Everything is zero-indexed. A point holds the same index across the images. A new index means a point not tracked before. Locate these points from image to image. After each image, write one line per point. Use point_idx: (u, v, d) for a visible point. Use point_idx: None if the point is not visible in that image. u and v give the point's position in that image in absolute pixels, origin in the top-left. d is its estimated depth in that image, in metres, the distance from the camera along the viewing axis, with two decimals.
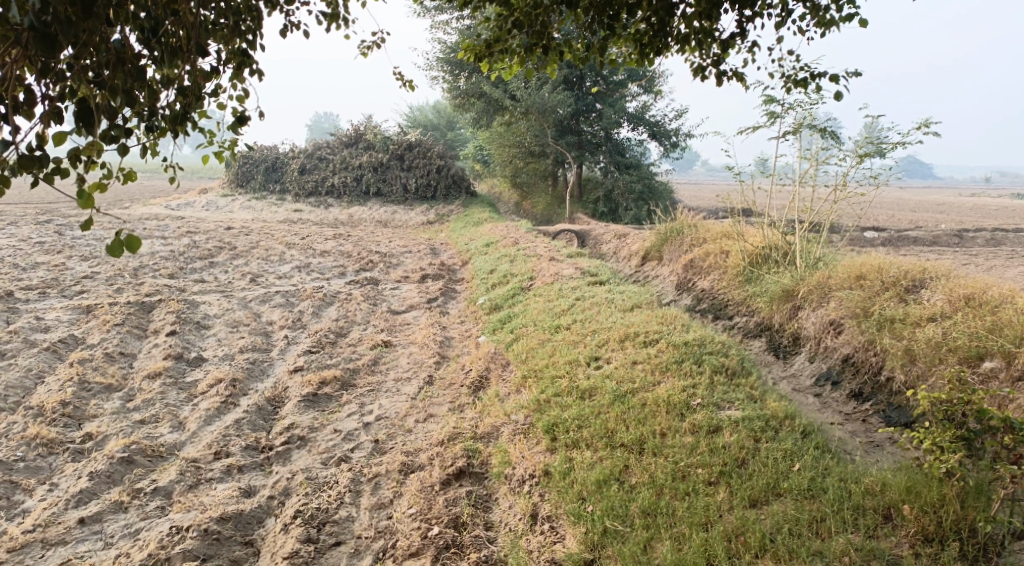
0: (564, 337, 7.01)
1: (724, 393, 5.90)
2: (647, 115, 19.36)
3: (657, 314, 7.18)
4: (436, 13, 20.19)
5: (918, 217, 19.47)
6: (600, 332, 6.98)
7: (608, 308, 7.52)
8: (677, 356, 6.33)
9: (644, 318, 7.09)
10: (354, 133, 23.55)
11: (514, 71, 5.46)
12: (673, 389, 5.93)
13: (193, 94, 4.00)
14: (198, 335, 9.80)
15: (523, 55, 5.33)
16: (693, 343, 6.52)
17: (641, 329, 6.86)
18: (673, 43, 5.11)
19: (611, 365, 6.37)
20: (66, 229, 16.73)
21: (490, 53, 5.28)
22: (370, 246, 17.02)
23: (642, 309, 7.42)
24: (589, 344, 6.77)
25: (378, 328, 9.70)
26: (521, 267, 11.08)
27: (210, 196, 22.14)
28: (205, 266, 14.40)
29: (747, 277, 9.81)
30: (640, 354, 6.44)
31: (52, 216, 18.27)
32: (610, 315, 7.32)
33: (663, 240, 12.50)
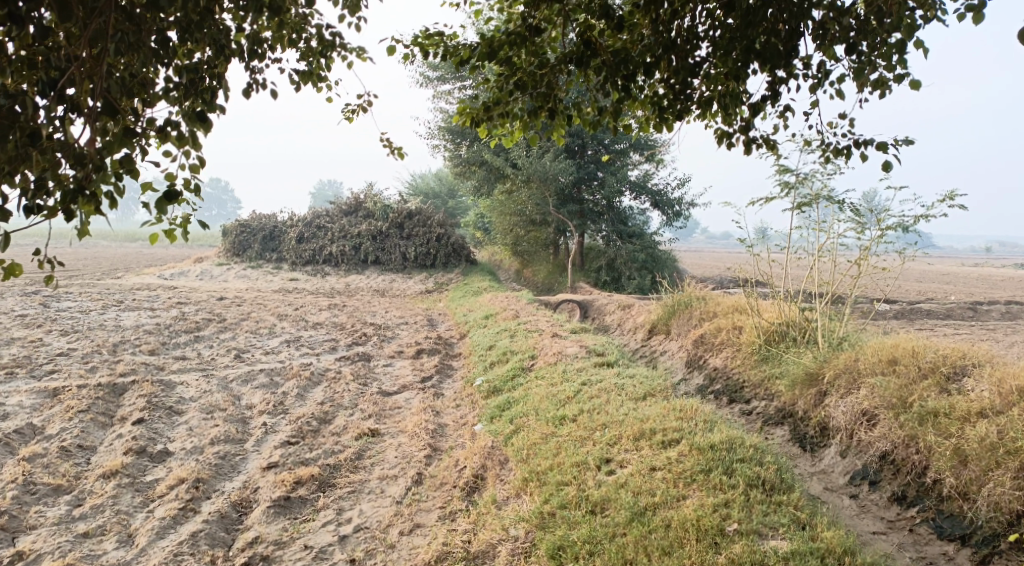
0: (573, 433, 6.24)
1: (764, 516, 5.09)
2: (649, 183, 18.86)
3: (678, 408, 6.39)
4: (438, 83, 19.90)
5: (923, 287, 18.94)
6: (611, 427, 6.22)
7: (617, 399, 6.71)
8: (704, 464, 5.54)
9: (661, 412, 6.32)
10: (353, 201, 23.05)
11: (516, 138, 4.83)
12: (702, 509, 5.12)
13: (93, 165, 3.54)
14: (167, 423, 9.09)
15: (526, 120, 4.70)
16: (720, 447, 5.73)
17: (661, 428, 6.06)
18: (697, 106, 4.53)
19: (626, 471, 5.61)
20: (52, 300, 16.13)
21: (489, 117, 4.68)
22: (364, 318, 16.38)
23: (657, 400, 6.67)
24: (601, 444, 6.00)
25: (366, 413, 8.98)
26: (521, 343, 10.39)
27: (204, 265, 21.58)
28: (191, 340, 13.73)
29: (763, 356, 9.13)
30: (660, 458, 5.68)
31: (40, 287, 17.70)
32: (621, 406, 6.58)
33: (671, 313, 11.83)
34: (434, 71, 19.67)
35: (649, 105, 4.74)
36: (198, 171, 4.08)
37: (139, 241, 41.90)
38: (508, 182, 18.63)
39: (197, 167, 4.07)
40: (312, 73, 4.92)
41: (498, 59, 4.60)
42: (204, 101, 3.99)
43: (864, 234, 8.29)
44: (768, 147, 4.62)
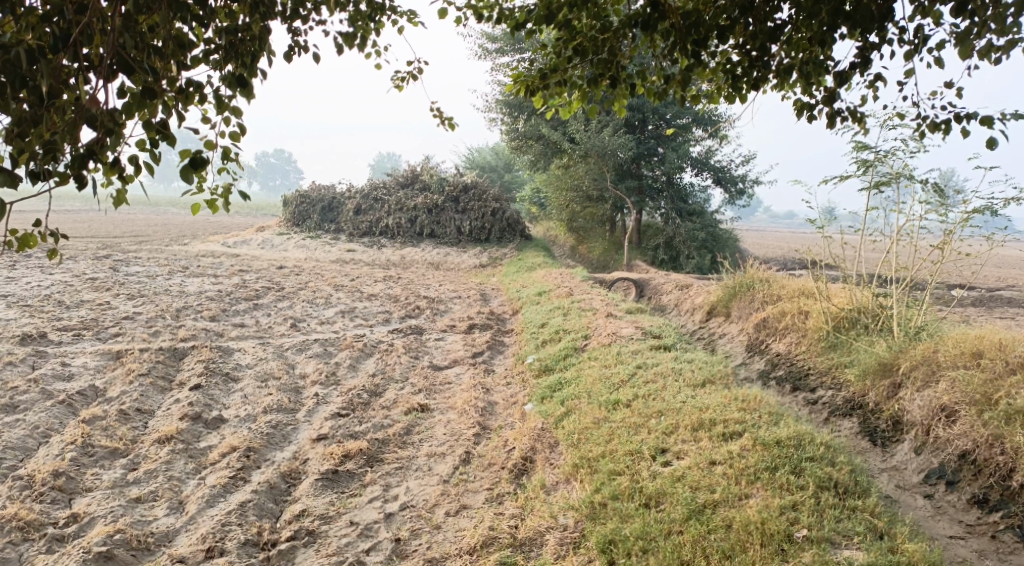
0: (628, 419, 5.98)
1: (838, 523, 4.79)
2: (712, 160, 18.37)
3: (739, 399, 6.09)
4: (499, 55, 19.61)
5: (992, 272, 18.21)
6: (668, 415, 5.95)
7: (670, 388, 6.41)
8: (770, 461, 5.26)
9: (720, 402, 6.02)
10: (411, 174, 22.92)
11: (575, 109, 4.56)
12: (767, 509, 4.84)
13: (106, 127, 3.48)
14: (224, 388, 8.97)
15: (585, 89, 4.44)
16: (787, 443, 5.43)
17: (719, 421, 5.77)
18: (775, 76, 4.20)
19: (682, 463, 5.36)
20: (120, 265, 16.35)
21: (545, 86, 4.42)
22: (419, 290, 16.27)
23: (716, 388, 6.37)
24: (656, 435, 5.71)
25: (417, 387, 8.82)
26: (575, 322, 10.14)
27: (265, 234, 21.70)
28: (249, 308, 13.76)
29: (831, 344, 8.83)
30: (719, 451, 5.40)
31: (107, 251, 17.96)
32: (678, 393, 6.31)
33: (731, 295, 11.47)
34: (495, 43, 19.38)
35: (720, 74, 4.44)
36: (239, 138, 3.96)
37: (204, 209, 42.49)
38: (567, 156, 18.32)
39: (238, 134, 3.95)
40: (359, 37, 4.70)
41: (557, 23, 4.31)
42: (244, 66, 3.98)
43: (947, 217, 7.98)
44: (852, 120, 4.31)
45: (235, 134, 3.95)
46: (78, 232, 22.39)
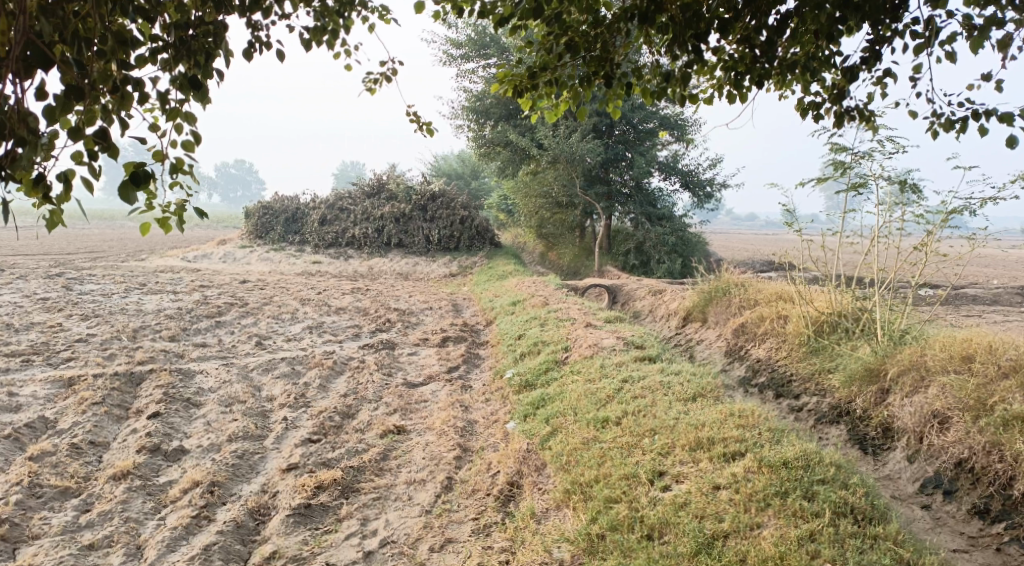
0: (620, 439, 5.72)
1: (861, 554, 4.55)
2: (680, 163, 18.21)
3: (736, 413, 5.86)
4: (462, 61, 19.29)
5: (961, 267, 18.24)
6: (661, 434, 5.70)
7: (660, 404, 6.15)
8: (780, 485, 5.01)
9: (715, 418, 5.78)
10: (375, 182, 22.50)
11: (562, 112, 4.40)
12: (782, 538, 4.62)
13: (20, 133, 3.36)
14: (185, 416, 8.58)
15: (575, 88, 4.27)
16: (793, 463, 5.20)
17: (718, 439, 5.52)
18: (779, 72, 4.03)
19: (683, 488, 5.13)
20: (75, 284, 15.78)
21: (533, 85, 4.24)
22: (388, 302, 15.90)
23: (707, 402, 6.13)
24: (652, 456, 5.46)
25: (391, 407, 8.48)
26: (552, 333, 9.85)
27: (227, 247, 21.18)
28: (212, 326, 13.31)
29: (812, 348, 8.60)
30: (721, 474, 5.16)
31: (61, 269, 17.37)
32: (669, 409, 6.06)
33: (707, 300, 11.24)
34: (459, 49, 19.06)
35: (720, 70, 4.30)
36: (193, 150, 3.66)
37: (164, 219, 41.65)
38: (534, 162, 18.07)
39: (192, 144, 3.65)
40: (329, 30, 4.43)
41: (546, 18, 4.13)
42: (197, 64, 3.76)
43: (925, 220, 7.81)
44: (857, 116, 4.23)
45: (189, 144, 3.66)
46: (30, 249, 21.70)
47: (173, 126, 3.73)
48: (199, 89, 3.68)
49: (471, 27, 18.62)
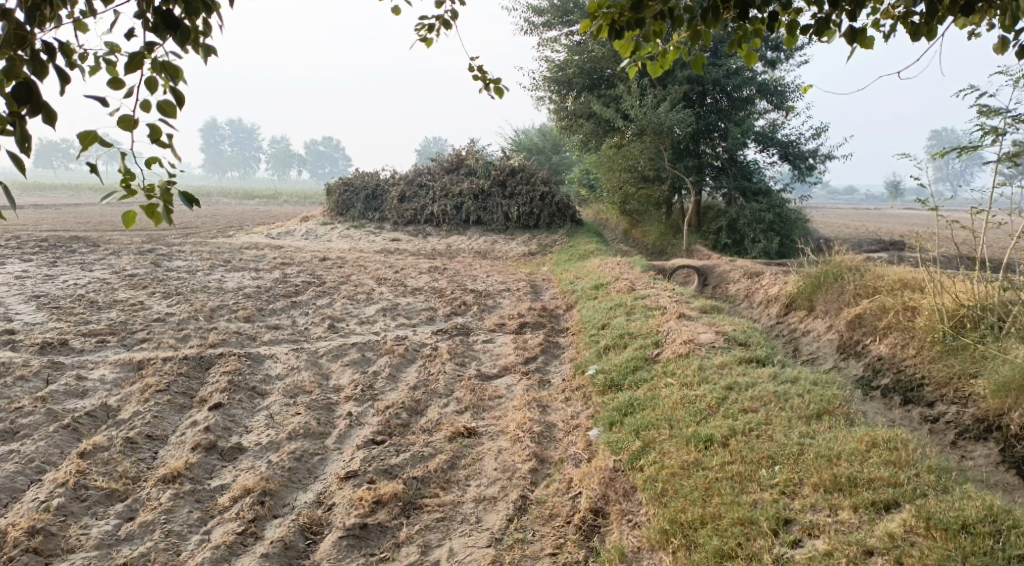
0: (732, 466, 4.98)
1: None
2: (778, 135, 16.88)
3: (881, 445, 4.98)
4: (545, 30, 18.33)
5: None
6: (783, 464, 4.93)
7: (778, 426, 5.30)
8: (955, 552, 4.18)
9: (852, 447, 4.96)
10: (455, 158, 21.73)
11: (667, 61, 4.31)
12: None
13: None
14: (247, 407, 7.71)
15: (692, 23, 4.12)
16: (972, 523, 4.32)
17: (860, 481, 4.70)
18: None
19: (817, 544, 4.38)
20: (161, 260, 15.48)
21: (636, 21, 4.08)
22: (466, 283, 15.11)
23: (836, 423, 5.30)
24: (770, 494, 4.73)
25: (462, 404, 7.63)
26: (640, 323, 8.90)
27: (309, 224, 20.73)
28: (287, 306, 12.75)
29: (947, 347, 7.63)
30: (868, 531, 4.38)
31: (151, 245, 17.17)
32: (788, 432, 5.22)
33: (813, 287, 10.12)
34: (541, 17, 18.10)
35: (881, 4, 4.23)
36: (173, 111, 3.78)
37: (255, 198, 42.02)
38: (620, 135, 17.07)
39: (172, 106, 3.77)
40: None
41: None
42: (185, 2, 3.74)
43: None
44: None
45: (168, 106, 3.77)
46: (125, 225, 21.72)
47: (149, 85, 3.78)
48: (176, 30, 3.71)
49: None
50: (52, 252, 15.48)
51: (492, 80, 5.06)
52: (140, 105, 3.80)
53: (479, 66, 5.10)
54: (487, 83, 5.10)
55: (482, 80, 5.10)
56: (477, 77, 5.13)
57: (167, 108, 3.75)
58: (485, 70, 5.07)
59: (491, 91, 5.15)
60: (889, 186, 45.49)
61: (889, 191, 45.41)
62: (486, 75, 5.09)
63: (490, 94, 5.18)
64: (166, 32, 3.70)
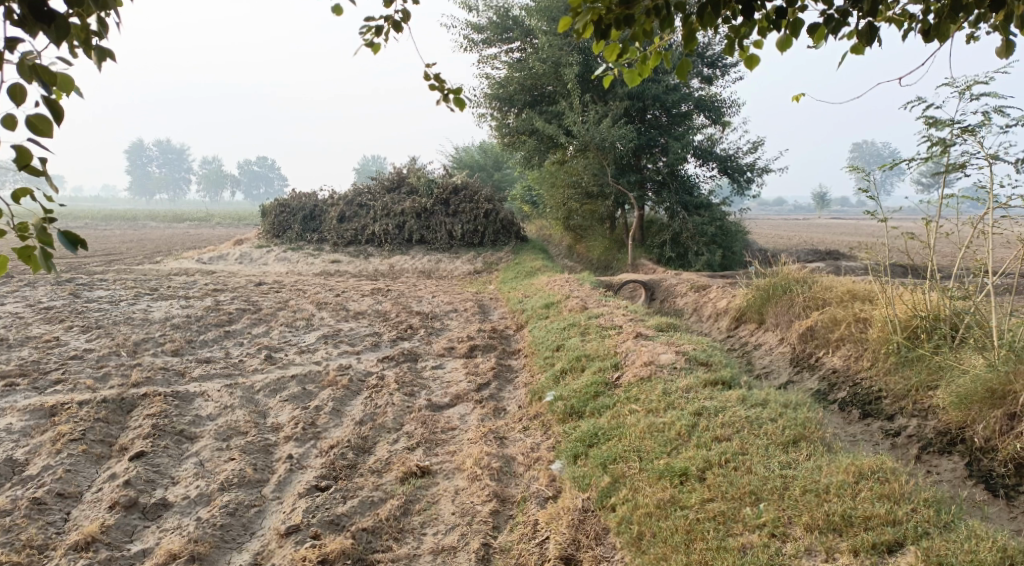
0: (713, 505, 4.86)
1: None
2: (717, 148, 16.79)
3: (870, 475, 4.87)
4: (484, 47, 18.01)
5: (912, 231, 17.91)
6: (768, 501, 4.82)
7: (755, 456, 5.18)
8: None
9: (839, 479, 4.85)
10: (395, 176, 21.21)
11: (648, 68, 4.39)
12: None
13: None
14: (174, 455, 7.17)
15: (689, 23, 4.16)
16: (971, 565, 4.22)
17: (856, 519, 4.59)
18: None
19: None
20: (85, 290, 14.70)
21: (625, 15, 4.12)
22: (410, 305, 14.67)
23: (815, 451, 5.20)
24: (758, 537, 4.62)
25: (413, 439, 7.16)
26: (596, 344, 8.56)
27: (244, 248, 20.03)
28: (220, 336, 12.15)
29: (903, 359, 7.44)
30: None
31: (73, 274, 16.34)
32: (766, 462, 5.11)
33: (763, 299, 9.87)
34: (481, 34, 17.79)
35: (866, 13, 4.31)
36: (48, 128, 3.50)
37: (190, 219, 40.84)
38: (562, 151, 16.86)
39: (46, 123, 3.49)
40: None
41: None
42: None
43: None
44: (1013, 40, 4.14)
45: (41, 122, 3.49)
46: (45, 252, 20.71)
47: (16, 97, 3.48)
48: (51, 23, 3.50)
49: (492, 8, 17.40)
50: None
51: (451, 90, 4.86)
52: (7, 122, 3.49)
53: (436, 76, 4.89)
54: (445, 93, 4.91)
55: (440, 90, 4.90)
56: (434, 86, 4.92)
57: (41, 123, 3.48)
58: (443, 79, 4.87)
59: (449, 102, 4.96)
60: (818, 195, 46.99)
61: (820, 200, 46.50)
62: (444, 84, 4.89)
63: (448, 105, 5.01)
64: (38, 25, 3.48)
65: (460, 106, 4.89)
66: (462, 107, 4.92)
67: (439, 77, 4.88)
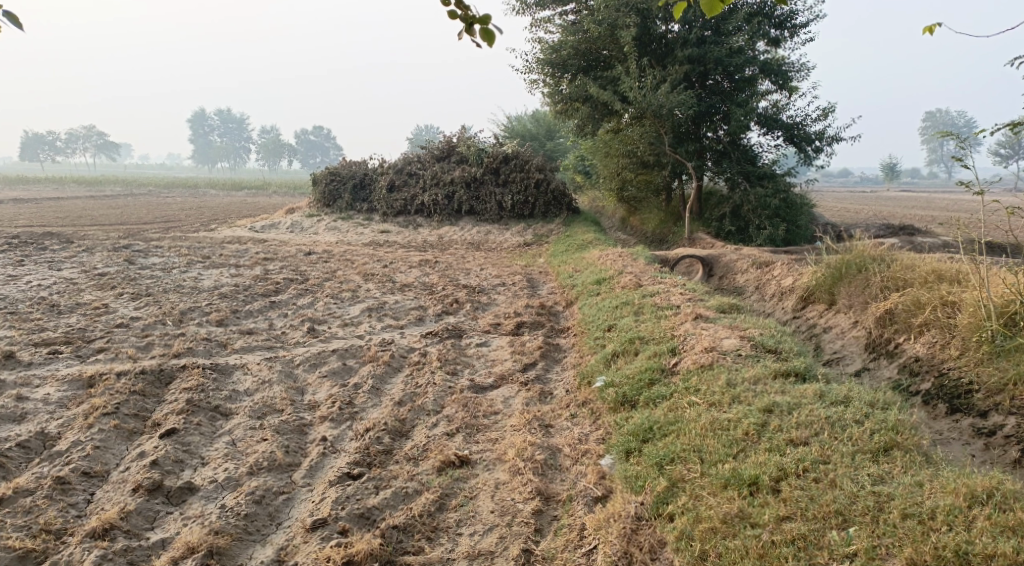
0: (792, 526, 4.59)
1: None
2: (783, 116, 15.91)
3: (985, 500, 4.50)
4: (538, 10, 17.28)
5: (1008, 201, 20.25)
6: (859, 525, 4.53)
7: (840, 467, 4.85)
8: None
9: (949, 502, 4.50)
10: (446, 145, 20.62)
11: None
12: None
13: None
14: (206, 433, 6.39)
15: None
16: None
17: (973, 557, 4.28)
18: None
19: None
20: (137, 256, 14.46)
21: None
22: (458, 277, 14.15)
23: (914, 463, 4.83)
24: None
25: (453, 424, 6.52)
26: (652, 325, 7.94)
27: (295, 216, 19.70)
28: (265, 306, 11.77)
29: (999, 351, 6.73)
30: None
31: (129, 240, 16.16)
32: (853, 476, 4.79)
33: (835, 278, 9.15)
34: None
35: None
36: None
37: (247, 189, 40.99)
38: (617, 120, 16.13)
39: None
40: None
41: None
42: None
43: None
44: None
45: None
46: (105, 218, 20.68)
47: None
48: None
49: None
50: (22, 249, 14.47)
51: (476, 20, 4.35)
52: None
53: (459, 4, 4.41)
54: (470, 23, 4.39)
55: (463, 19, 4.40)
56: (457, 15, 4.43)
57: None
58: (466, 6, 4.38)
59: (479, 35, 4.40)
60: (886, 167, 45.40)
61: (887, 173, 44.94)
62: (469, 13, 4.38)
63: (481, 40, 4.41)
64: None
65: (485, 36, 4.33)
66: (488, 39, 4.33)
67: (463, 6, 4.40)
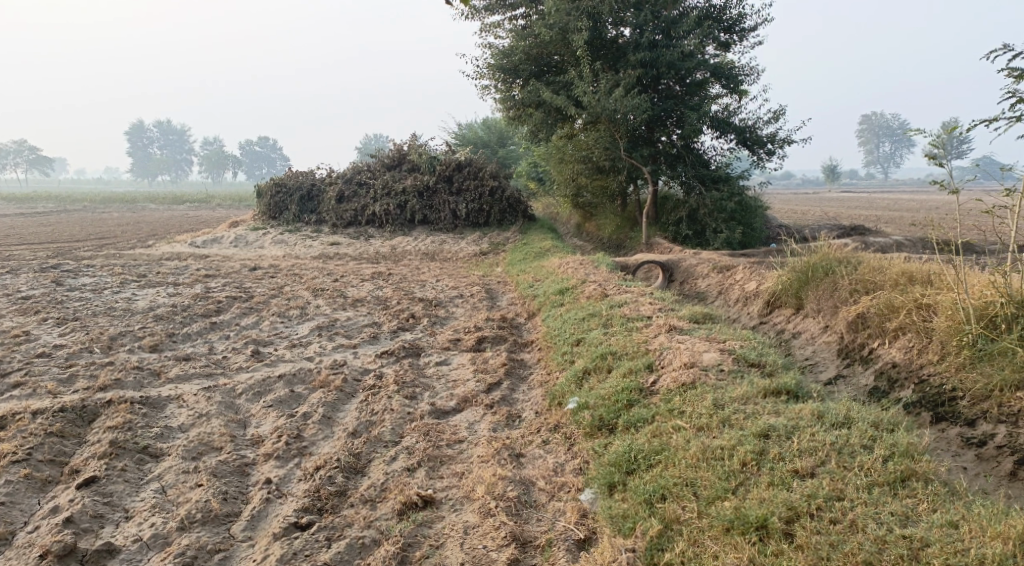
0: None
1: None
2: (734, 119, 15.57)
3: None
4: (487, 14, 16.79)
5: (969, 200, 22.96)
6: None
7: (857, 504, 4.52)
8: None
9: (999, 551, 4.17)
10: (396, 153, 20.00)
11: None
12: None
13: None
14: (133, 480, 5.74)
15: None
16: None
17: None
18: None
19: None
20: (67, 278, 13.59)
21: None
22: (412, 290, 13.56)
23: (935, 496, 4.54)
24: None
25: (411, 457, 5.93)
26: (623, 338, 7.45)
27: (238, 230, 18.90)
28: (206, 328, 11.06)
29: (978, 356, 6.35)
30: None
31: (60, 260, 15.26)
32: (875, 512, 4.48)
33: (803, 281, 8.72)
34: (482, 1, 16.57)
35: None
36: None
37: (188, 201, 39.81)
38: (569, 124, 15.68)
39: None
40: None
41: None
42: None
43: None
44: None
45: None
46: (35, 237, 19.62)
47: None
48: None
49: None
50: None
51: None
52: None
53: None
54: None
55: None
56: None
57: None
58: None
59: None
60: (830, 167, 45.78)
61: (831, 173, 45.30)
62: None
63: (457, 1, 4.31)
64: None
65: None
66: None
67: None
